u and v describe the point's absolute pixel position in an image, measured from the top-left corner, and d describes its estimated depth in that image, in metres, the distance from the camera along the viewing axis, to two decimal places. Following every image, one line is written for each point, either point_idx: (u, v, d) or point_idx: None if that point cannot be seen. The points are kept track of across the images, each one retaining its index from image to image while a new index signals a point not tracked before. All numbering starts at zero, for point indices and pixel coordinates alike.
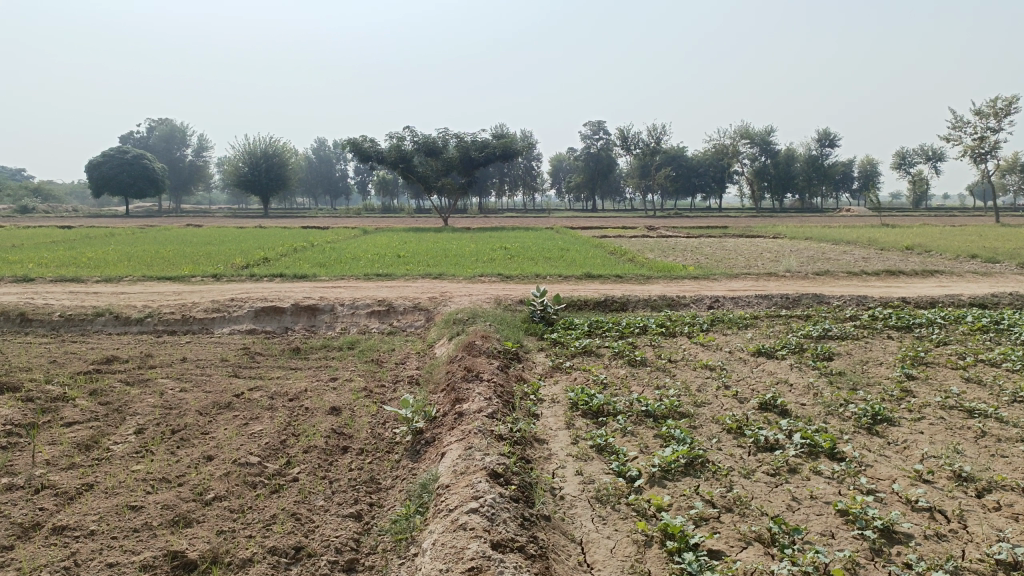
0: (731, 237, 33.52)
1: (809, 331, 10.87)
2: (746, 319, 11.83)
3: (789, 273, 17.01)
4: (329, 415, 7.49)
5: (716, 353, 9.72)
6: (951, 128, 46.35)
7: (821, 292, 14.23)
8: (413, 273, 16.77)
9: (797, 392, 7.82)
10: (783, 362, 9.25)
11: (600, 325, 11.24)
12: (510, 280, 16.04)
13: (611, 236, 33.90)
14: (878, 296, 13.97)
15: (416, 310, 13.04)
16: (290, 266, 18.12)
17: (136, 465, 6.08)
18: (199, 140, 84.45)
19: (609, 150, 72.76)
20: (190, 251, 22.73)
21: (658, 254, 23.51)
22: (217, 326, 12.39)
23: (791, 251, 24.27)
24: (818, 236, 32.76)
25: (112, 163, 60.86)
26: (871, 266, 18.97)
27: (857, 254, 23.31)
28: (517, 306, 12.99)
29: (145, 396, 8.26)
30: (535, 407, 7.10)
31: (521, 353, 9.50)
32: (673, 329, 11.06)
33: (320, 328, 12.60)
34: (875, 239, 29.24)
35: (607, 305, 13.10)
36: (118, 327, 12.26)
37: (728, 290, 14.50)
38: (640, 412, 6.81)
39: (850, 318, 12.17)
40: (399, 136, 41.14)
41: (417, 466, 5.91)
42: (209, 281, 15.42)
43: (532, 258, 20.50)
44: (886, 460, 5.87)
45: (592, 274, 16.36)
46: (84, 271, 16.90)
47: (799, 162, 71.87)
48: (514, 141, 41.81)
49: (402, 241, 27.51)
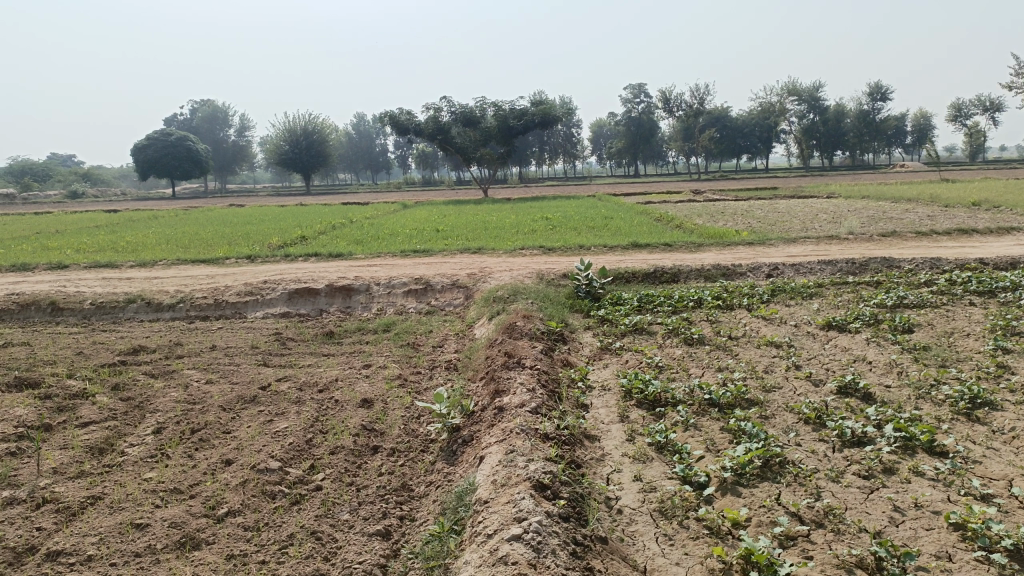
0: (783, 199, 32.15)
1: (882, 300, 9.91)
2: (810, 288, 10.89)
3: (852, 235, 15.91)
4: (359, 408, 6.90)
5: (782, 328, 8.86)
6: (1014, 73, 43.89)
7: (889, 255, 13.15)
8: (452, 248, 16.10)
9: (878, 372, 6.97)
10: (858, 336, 8.35)
11: (650, 299, 10.44)
12: (553, 252, 15.30)
13: (656, 201, 32.83)
14: (953, 258, 12.84)
15: (454, 287, 12.40)
16: (327, 244, 17.63)
17: (149, 474, 5.58)
18: (241, 120, 85.15)
19: (651, 113, 70.95)
20: (228, 231, 22.41)
21: (707, 219, 22.45)
22: (250, 310, 11.92)
23: (849, 211, 22.98)
24: (875, 194, 31.13)
25: (157, 146, 61.20)
26: (941, 224, 17.71)
27: (921, 212, 21.94)
28: (561, 281, 12.25)
29: (169, 390, 7.79)
30: (584, 397, 6.40)
31: (567, 333, 8.77)
32: (731, 301, 10.19)
33: (355, 309, 12.05)
34: (937, 196, 27.67)
35: (656, 277, 12.27)
36: (150, 314, 11.88)
37: (787, 256, 13.51)
38: (703, 400, 6.06)
39: (925, 284, 11.14)
40: (436, 107, 40.23)
41: (454, 470, 5.26)
42: (242, 263, 14.97)
43: (576, 228, 19.71)
44: (998, 455, 5.03)
45: (639, 243, 15.51)
46: (121, 256, 16.65)
47: (849, 118, 69.12)
48: (554, 108, 40.68)
49: (441, 214, 27.00)
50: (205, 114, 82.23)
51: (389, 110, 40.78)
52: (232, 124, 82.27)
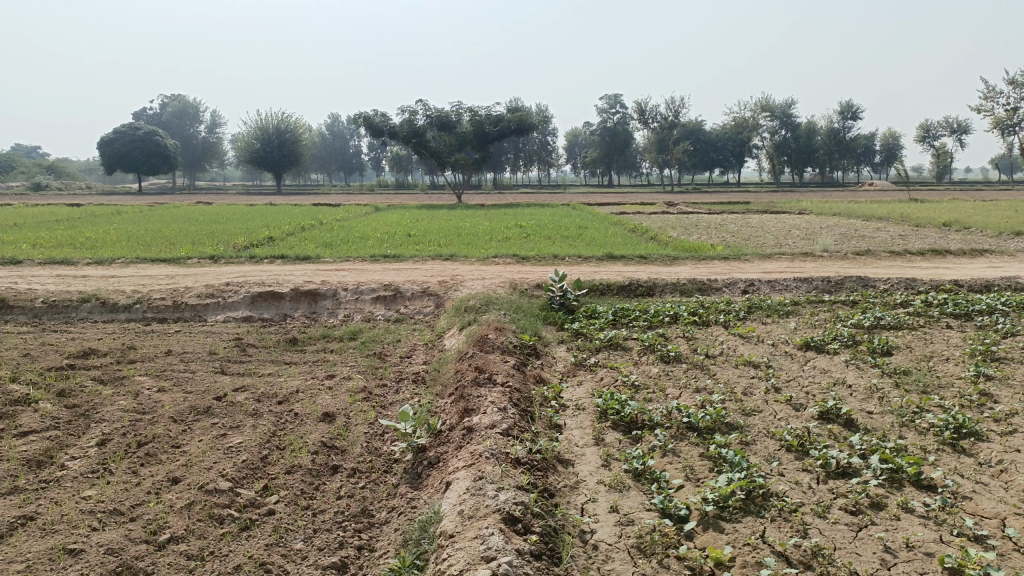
0: (755, 214, 32.28)
1: (860, 321, 9.77)
2: (786, 306, 10.73)
3: (826, 253, 15.84)
4: (320, 423, 6.53)
5: (760, 347, 8.65)
6: (982, 97, 44.72)
7: (865, 274, 13.07)
8: (424, 254, 15.75)
9: (859, 398, 6.77)
10: (836, 357, 8.16)
11: (626, 313, 10.20)
12: (527, 261, 15.03)
13: (630, 212, 32.82)
14: (927, 279, 12.79)
15: (425, 295, 12.06)
16: (295, 246, 17.17)
17: (88, 492, 5.17)
18: (212, 116, 83.81)
19: (625, 124, 71.25)
20: (193, 230, 21.80)
21: (681, 232, 22.35)
22: (211, 314, 11.44)
23: (822, 228, 23.05)
24: (846, 212, 31.35)
25: (124, 140, 59.94)
26: (913, 244, 17.77)
27: (893, 231, 22.05)
28: (535, 291, 11.97)
29: (118, 400, 7.35)
30: (557, 417, 6.11)
31: (540, 347, 8.48)
32: (707, 318, 9.97)
33: (321, 315, 11.65)
34: (908, 216, 27.87)
35: (631, 290, 12.05)
36: (106, 314, 11.36)
37: (763, 272, 13.38)
38: (682, 424, 5.80)
39: (900, 305, 11.05)
40: (411, 109, 39.85)
41: (418, 496, 4.93)
42: (206, 263, 14.46)
43: (550, 236, 19.46)
44: (987, 490, 4.83)
45: (614, 254, 15.31)
46: (79, 252, 16.06)
47: (820, 135, 69.97)
48: (530, 115, 40.53)
49: (413, 218, 26.63)
50: (175, 108, 80.78)
51: (364, 111, 40.28)
52: (202, 120, 80.97)
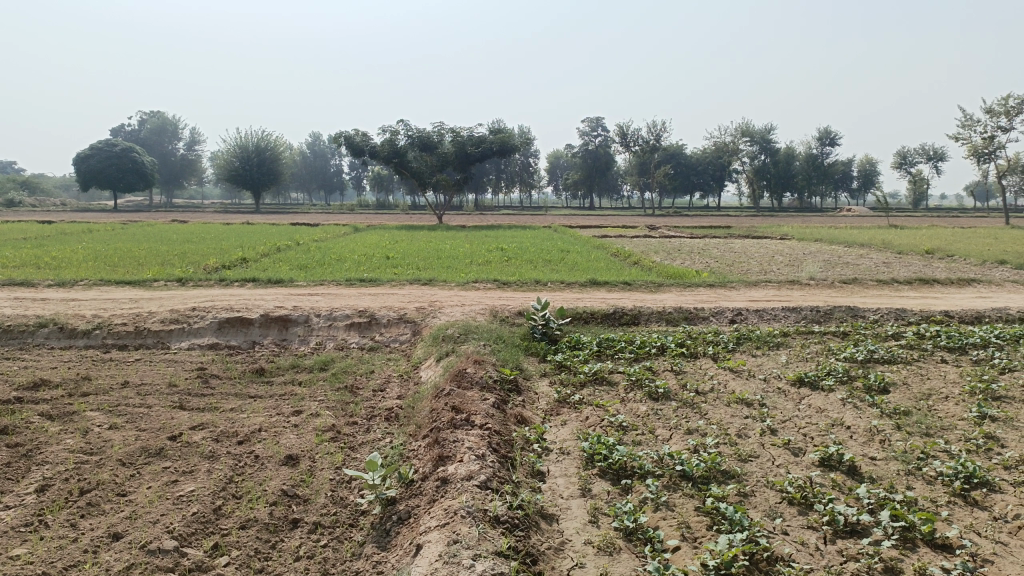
0: (737, 238, 32.18)
1: (853, 354, 9.40)
2: (776, 338, 10.36)
3: (813, 281, 15.53)
4: (282, 467, 6.02)
5: (751, 382, 8.25)
6: (960, 125, 45.14)
7: (854, 304, 12.76)
8: (402, 278, 15.28)
9: (860, 441, 6.37)
10: (832, 394, 7.77)
11: (610, 344, 9.77)
12: (508, 287, 14.60)
13: (612, 235, 32.52)
14: (918, 309, 12.49)
15: (401, 322, 11.58)
16: (268, 268, 16.63)
17: (16, 550, 4.62)
18: (192, 133, 82.93)
19: (607, 147, 71.39)
20: (164, 249, 21.17)
21: (664, 257, 22.05)
22: (175, 341, 10.87)
23: (805, 254, 22.86)
24: (828, 237, 31.23)
25: (100, 157, 58.99)
26: (898, 272, 17.57)
27: (877, 258, 21.86)
28: (516, 319, 11.53)
29: (64, 439, 6.78)
30: (540, 463, 5.65)
31: (521, 382, 8.02)
32: (695, 350, 9.56)
33: (292, 342, 11.11)
34: (889, 242, 27.80)
35: (615, 318, 11.65)
36: (63, 340, 10.76)
37: (750, 301, 13.03)
38: (674, 472, 5.36)
39: (892, 336, 10.72)
40: (392, 130, 39.50)
41: (385, 559, 4.44)
42: (173, 287, 13.89)
43: (531, 260, 19.06)
44: (1007, 550, 4.43)
45: (597, 280, 14.92)
46: (41, 273, 15.41)
47: (799, 160, 70.44)
48: (512, 137, 40.33)
49: (393, 240, 26.13)
50: (153, 125, 79.78)
51: (345, 131, 39.86)
52: (181, 137, 80.13)
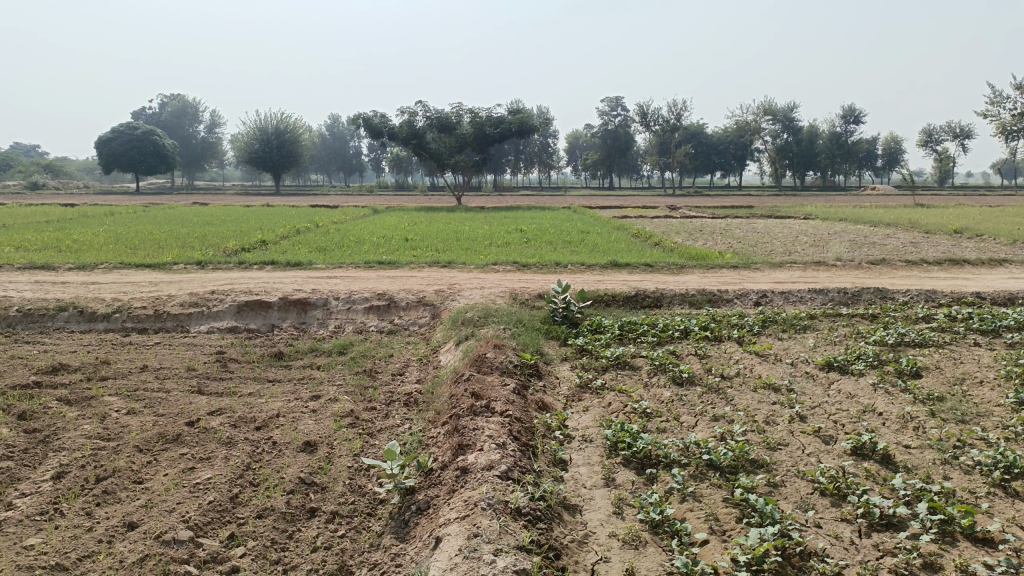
0: (759, 218, 31.74)
1: (883, 337, 9.14)
2: (803, 320, 10.12)
3: (839, 261, 15.21)
4: (299, 454, 5.93)
5: (778, 366, 8.04)
6: (989, 101, 44.12)
7: (882, 285, 12.46)
8: (421, 260, 15.15)
9: (893, 429, 6.16)
10: (862, 380, 7.54)
11: (632, 327, 9.58)
12: (528, 268, 14.44)
13: (633, 216, 32.20)
14: (948, 290, 12.17)
15: (420, 305, 11.46)
16: (287, 250, 16.58)
17: (31, 538, 4.56)
18: (211, 116, 83.12)
19: (627, 126, 70.67)
20: (184, 232, 21.20)
21: (686, 237, 21.77)
22: (193, 324, 10.83)
23: (829, 234, 22.44)
24: (853, 216, 30.69)
25: (122, 140, 59.30)
26: (926, 253, 17.17)
27: (904, 238, 21.41)
28: (536, 302, 11.37)
29: (82, 424, 6.74)
30: (562, 451, 5.52)
31: (542, 366, 7.87)
32: (719, 333, 9.35)
33: (310, 326, 11.04)
34: (917, 221, 27.28)
35: (637, 300, 11.45)
36: (83, 324, 10.75)
37: (775, 282, 12.77)
38: (701, 462, 5.19)
39: (923, 319, 10.43)
40: (411, 110, 39.26)
41: (404, 551, 4.33)
42: (192, 270, 13.86)
43: (551, 242, 18.86)
44: None
45: (618, 261, 14.70)
46: (62, 256, 15.46)
47: (822, 138, 69.33)
48: (531, 117, 39.96)
49: (412, 222, 26.02)
50: (174, 108, 80.01)
51: (363, 112, 39.67)
52: (201, 119, 80.36)
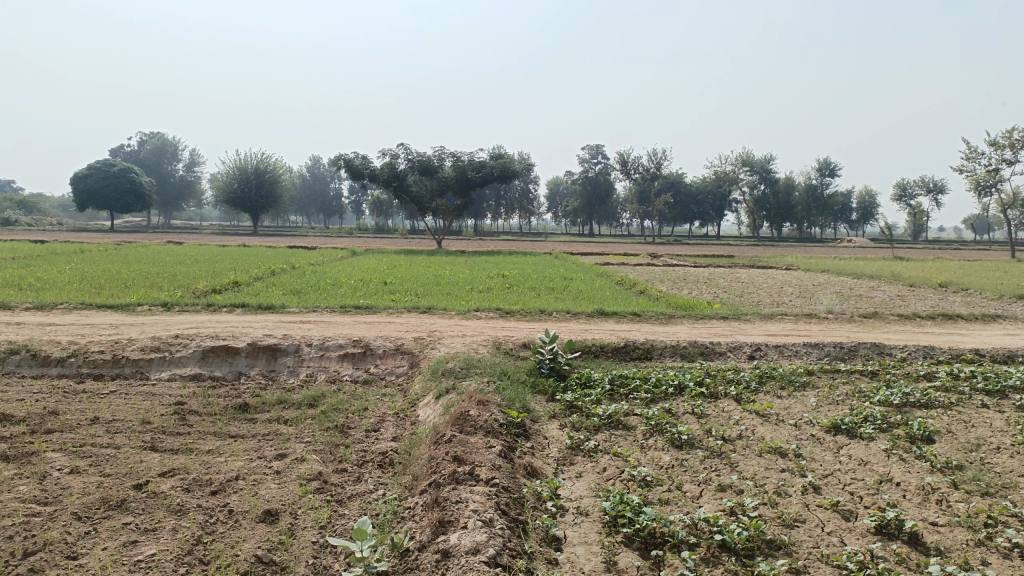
0: (742, 268, 31.58)
1: (888, 397, 8.66)
2: (801, 377, 9.61)
3: (830, 314, 14.81)
4: (258, 526, 5.26)
5: (782, 427, 7.51)
6: (964, 158, 44.78)
7: (877, 340, 12.05)
8: (399, 305, 14.57)
9: (914, 502, 5.63)
10: (873, 445, 7.01)
11: (623, 382, 9.03)
12: (511, 316, 13.90)
13: (616, 264, 31.93)
14: (946, 347, 11.77)
15: (398, 353, 10.85)
16: (260, 292, 15.94)
17: None
18: (191, 154, 82.51)
19: (608, 174, 71.05)
20: (154, 271, 20.46)
21: (671, 286, 21.40)
22: (154, 371, 10.11)
23: (815, 285, 22.17)
24: (835, 268, 30.56)
25: (99, 177, 58.41)
26: (915, 307, 16.88)
27: (890, 291, 21.16)
28: (520, 352, 10.80)
29: (17, 485, 6.02)
30: (555, 527, 4.92)
31: (529, 425, 7.28)
32: (716, 389, 8.82)
33: (280, 374, 10.38)
34: (900, 275, 27.17)
35: (627, 353, 10.93)
36: (35, 368, 10.01)
37: (768, 335, 12.32)
38: (713, 542, 4.60)
39: (924, 377, 9.99)
40: (393, 153, 39.00)
41: None
42: (157, 312, 13.15)
43: (534, 288, 18.38)
44: None
45: (605, 310, 14.22)
46: (21, 295, 14.69)
47: (799, 191, 70.12)
48: (514, 163, 39.86)
49: (391, 265, 25.46)
50: (154, 146, 79.17)
51: (343, 154, 39.31)
52: (181, 158, 79.70)
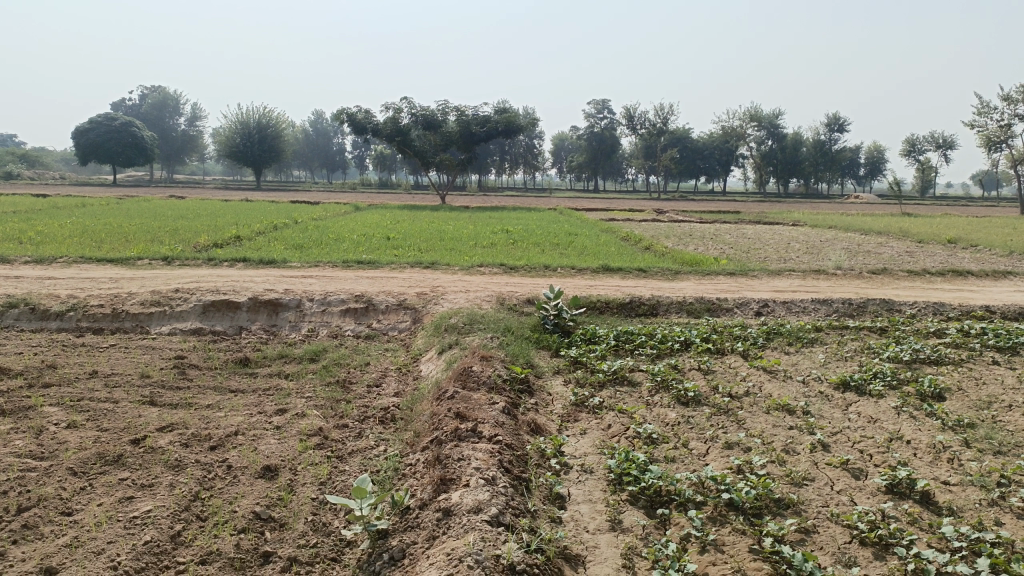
0: (748, 224, 31.25)
1: (898, 354, 8.51)
2: (809, 333, 9.46)
3: (839, 270, 14.60)
4: (257, 482, 5.18)
5: (790, 384, 7.38)
6: (977, 113, 44.04)
7: (886, 296, 11.86)
8: (402, 260, 14.41)
9: (926, 461, 5.51)
10: (883, 402, 6.88)
11: (629, 338, 8.90)
12: (515, 271, 13.73)
13: (621, 219, 31.60)
14: (956, 304, 11.58)
15: (400, 308, 10.72)
16: (262, 247, 15.78)
17: None
18: (193, 108, 81.64)
19: (614, 129, 70.16)
20: (155, 226, 20.24)
21: (677, 242, 21.16)
22: (155, 325, 10.01)
23: (823, 242, 21.91)
24: (844, 224, 30.21)
25: (100, 131, 57.83)
26: (925, 263, 16.62)
27: (899, 247, 20.88)
28: (524, 308, 10.66)
29: (13, 439, 5.94)
30: (559, 484, 4.82)
31: (533, 381, 7.17)
32: (723, 345, 8.68)
33: (281, 329, 10.27)
34: (909, 231, 26.84)
35: (632, 309, 10.77)
36: (34, 322, 9.90)
37: (776, 291, 12.14)
38: (720, 501, 4.50)
39: (935, 334, 9.82)
40: (396, 107, 38.42)
41: None
42: (158, 266, 13.02)
43: (538, 243, 18.17)
44: None
45: (610, 265, 14.03)
46: (21, 248, 14.53)
47: (807, 146, 69.17)
48: (518, 117, 39.24)
49: (395, 220, 25.23)
50: (155, 100, 78.26)
51: (346, 108, 38.74)
52: (183, 112, 78.90)
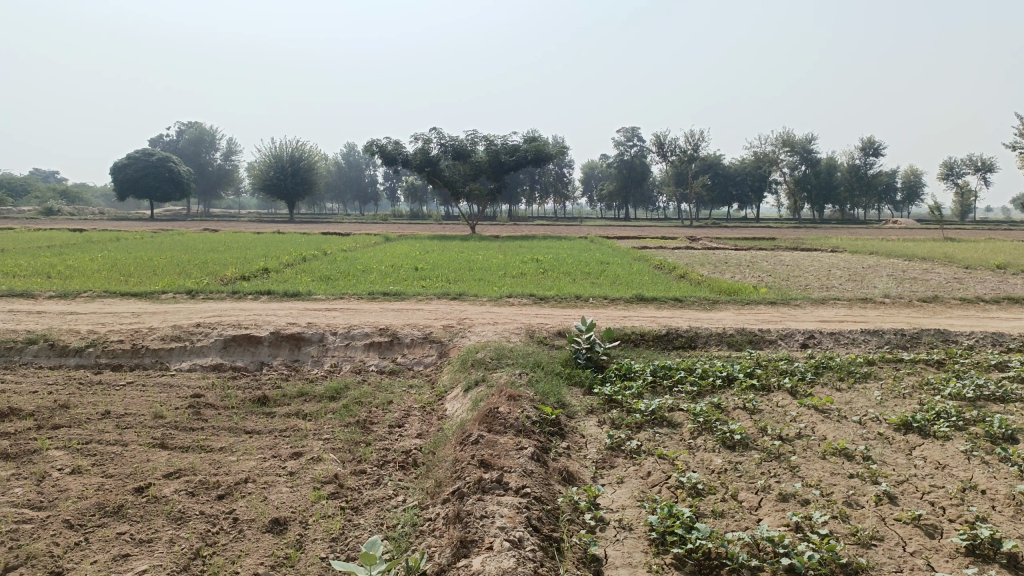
0: (786, 250, 30.42)
1: (962, 390, 7.83)
2: (861, 367, 8.81)
3: (886, 299, 13.87)
4: (264, 538, 4.74)
5: (846, 425, 6.77)
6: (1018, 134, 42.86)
7: (941, 326, 11.15)
8: (429, 291, 14.02)
9: (1008, 515, 4.89)
10: (950, 446, 6.25)
11: (667, 373, 8.36)
12: (545, 302, 13.27)
13: (653, 247, 30.98)
14: (1017, 334, 10.82)
15: (426, 342, 10.31)
16: (288, 279, 15.54)
17: None
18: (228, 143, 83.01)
19: (644, 157, 69.71)
20: (184, 259, 20.18)
21: (713, 270, 20.52)
22: (174, 361, 9.71)
23: (865, 268, 21.10)
24: (884, 250, 29.24)
25: (138, 166, 58.73)
26: (976, 290, 15.79)
27: (945, 274, 19.97)
28: (554, 341, 10.18)
29: (13, 487, 5.59)
30: (595, 545, 4.32)
31: (565, 423, 6.67)
32: (769, 381, 8.10)
33: (303, 364, 9.91)
34: (954, 256, 25.86)
35: (668, 341, 10.24)
36: (52, 358, 9.66)
37: (820, 322, 11.50)
38: (779, 567, 3.95)
39: (997, 367, 9.11)
40: (425, 137, 38.43)
41: None
42: (181, 300, 12.79)
43: (569, 273, 17.70)
44: None
45: (644, 295, 13.50)
46: (48, 283, 14.43)
47: (841, 171, 67.99)
48: (548, 145, 38.97)
49: (424, 250, 24.96)
50: (192, 135, 79.70)
51: (377, 140, 38.91)
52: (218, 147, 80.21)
